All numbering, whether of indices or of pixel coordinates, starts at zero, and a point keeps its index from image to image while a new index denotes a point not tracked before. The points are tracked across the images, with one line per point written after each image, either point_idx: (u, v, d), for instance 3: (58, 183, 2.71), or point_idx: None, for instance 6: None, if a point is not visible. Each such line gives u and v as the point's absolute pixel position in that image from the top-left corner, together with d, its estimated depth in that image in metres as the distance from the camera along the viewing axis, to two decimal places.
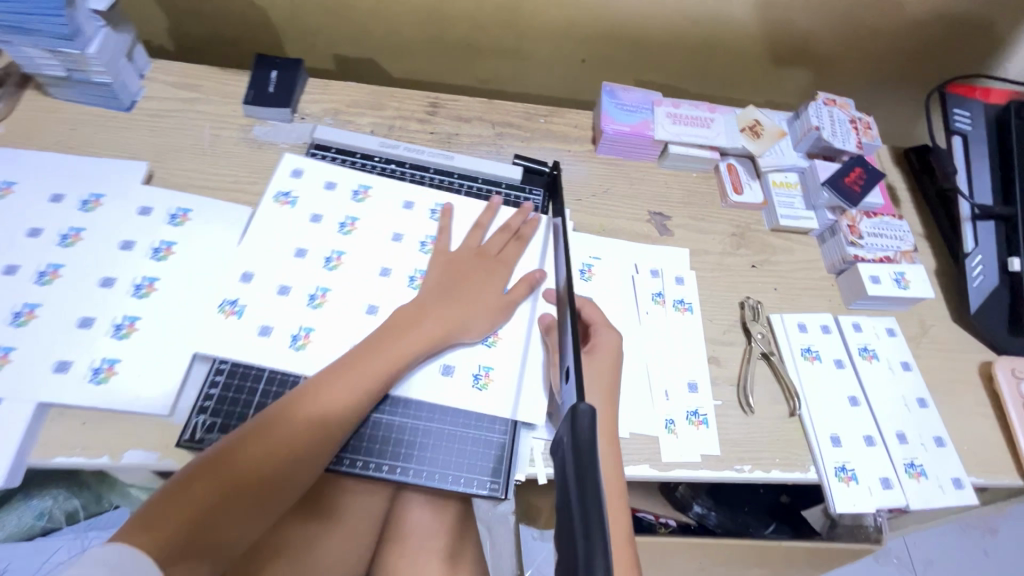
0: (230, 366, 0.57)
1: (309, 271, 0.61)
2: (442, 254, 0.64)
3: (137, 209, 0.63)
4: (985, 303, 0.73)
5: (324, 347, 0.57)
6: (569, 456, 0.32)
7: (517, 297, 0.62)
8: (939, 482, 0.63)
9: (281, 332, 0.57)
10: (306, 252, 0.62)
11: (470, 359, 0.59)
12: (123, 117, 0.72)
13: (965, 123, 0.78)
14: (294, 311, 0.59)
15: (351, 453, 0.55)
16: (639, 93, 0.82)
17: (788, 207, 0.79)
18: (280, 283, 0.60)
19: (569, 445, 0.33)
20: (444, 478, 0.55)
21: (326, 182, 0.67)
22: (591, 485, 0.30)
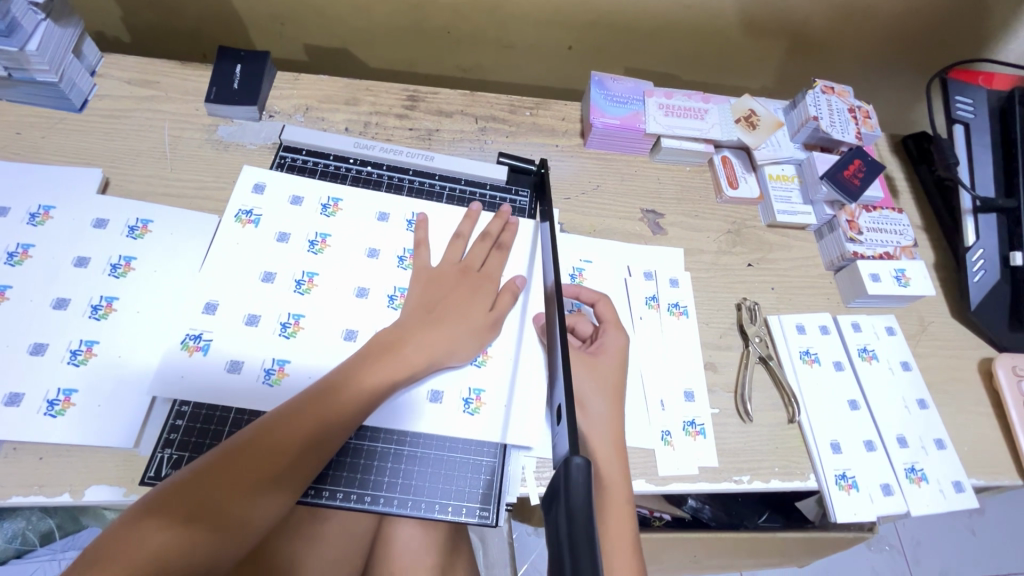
0: (191, 408, 0.53)
1: (278, 297, 0.57)
2: (424, 270, 0.60)
3: (92, 221, 0.58)
4: (985, 299, 0.71)
5: (299, 382, 0.54)
6: (562, 514, 0.29)
7: (502, 313, 0.59)
8: (940, 486, 0.62)
9: (254, 364, 0.54)
10: (274, 276, 0.58)
11: (456, 384, 0.56)
12: (74, 118, 0.66)
13: (967, 112, 0.75)
14: (265, 342, 0.55)
15: (332, 485, 0.52)
16: (629, 83, 0.77)
17: (784, 201, 0.76)
18: (248, 311, 0.56)
19: (561, 502, 0.29)
20: (430, 506, 0.53)
21: (292, 197, 0.63)
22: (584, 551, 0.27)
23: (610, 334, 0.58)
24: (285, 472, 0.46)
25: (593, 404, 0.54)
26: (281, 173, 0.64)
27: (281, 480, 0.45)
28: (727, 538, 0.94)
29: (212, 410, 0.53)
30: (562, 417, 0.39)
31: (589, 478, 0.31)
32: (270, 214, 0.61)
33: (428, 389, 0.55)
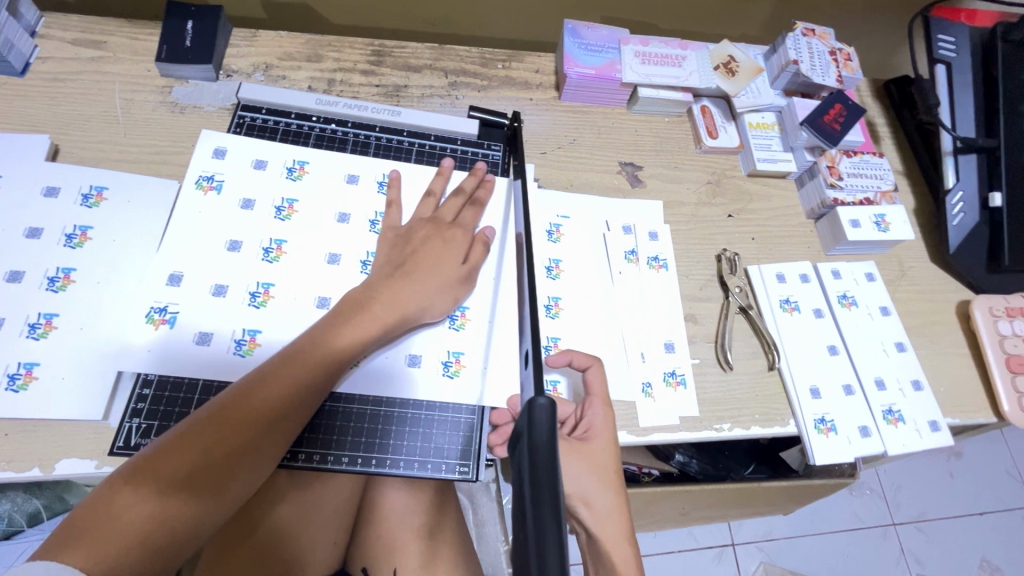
0: (158, 377, 0.51)
1: (246, 266, 0.55)
2: (391, 229, 0.58)
3: (42, 190, 0.56)
4: (963, 242, 0.71)
5: (272, 350, 0.53)
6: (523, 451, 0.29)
7: (475, 263, 0.58)
8: (917, 426, 0.63)
9: (225, 332, 0.53)
10: (240, 244, 0.56)
11: (434, 346, 0.55)
12: (17, 83, 0.63)
13: (950, 50, 0.73)
14: (235, 313, 0.53)
15: (308, 447, 0.51)
16: (603, 30, 0.74)
17: (764, 149, 0.74)
18: (213, 282, 0.54)
19: (523, 439, 0.29)
20: (408, 465, 0.52)
21: (256, 161, 0.60)
22: (546, 486, 0.27)
23: (596, 410, 0.54)
24: (270, 433, 0.45)
25: (599, 500, 0.53)
26: (242, 137, 0.61)
27: (267, 440, 0.45)
28: (714, 489, 0.96)
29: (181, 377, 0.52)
30: (529, 363, 0.39)
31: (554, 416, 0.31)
32: (235, 179, 0.59)
33: (405, 351, 0.55)
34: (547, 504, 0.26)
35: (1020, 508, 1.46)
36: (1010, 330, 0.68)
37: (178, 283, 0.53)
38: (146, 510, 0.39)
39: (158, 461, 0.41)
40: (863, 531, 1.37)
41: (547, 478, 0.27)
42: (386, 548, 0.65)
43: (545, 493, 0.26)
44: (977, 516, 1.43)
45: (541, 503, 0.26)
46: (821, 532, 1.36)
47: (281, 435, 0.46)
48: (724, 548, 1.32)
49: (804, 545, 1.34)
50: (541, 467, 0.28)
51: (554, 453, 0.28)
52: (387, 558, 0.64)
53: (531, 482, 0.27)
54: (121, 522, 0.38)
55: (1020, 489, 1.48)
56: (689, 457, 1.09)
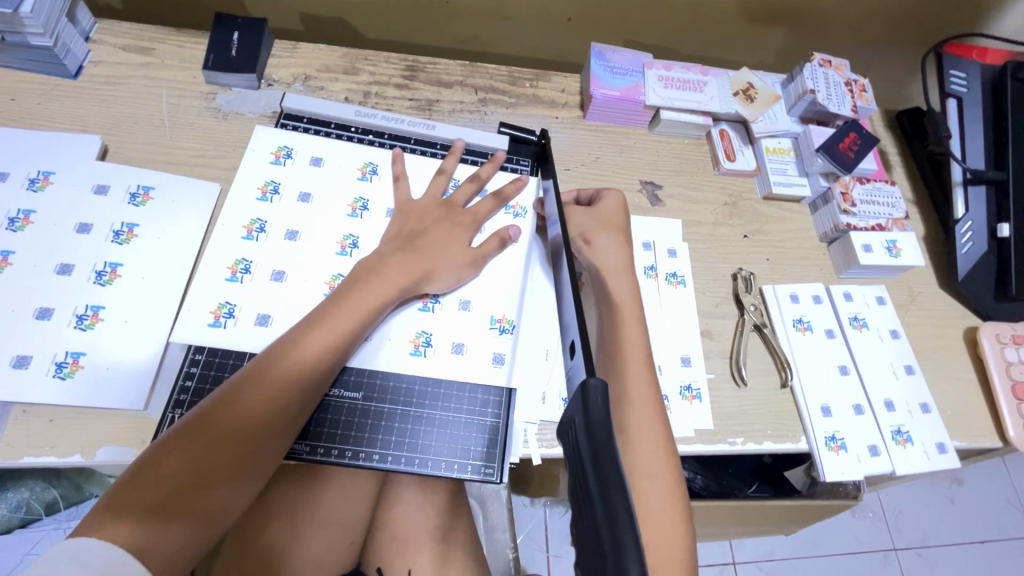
0: (204, 356, 0.53)
1: (298, 254, 0.58)
2: (402, 205, 0.61)
3: (92, 187, 0.58)
4: (973, 270, 0.73)
5: None
6: (589, 458, 0.31)
7: (488, 251, 0.61)
8: (925, 448, 0.65)
9: (280, 308, 0.55)
10: (297, 234, 0.59)
11: (479, 338, 0.58)
12: (70, 85, 0.65)
13: (960, 86, 0.76)
14: (296, 296, 0.56)
15: (339, 443, 0.53)
16: (628, 54, 0.77)
17: (781, 173, 0.77)
18: (272, 267, 0.57)
19: (588, 435, 0.31)
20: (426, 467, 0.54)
21: (314, 159, 0.63)
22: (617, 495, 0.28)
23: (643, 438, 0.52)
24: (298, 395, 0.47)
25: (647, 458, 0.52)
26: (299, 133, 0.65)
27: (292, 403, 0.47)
28: (719, 506, 0.98)
29: (225, 356, 0.53)
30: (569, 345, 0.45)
31: (609, 399, 0.33)
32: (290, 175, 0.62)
33: (420, 337, 0.57)
34: (632, 565, 0.26)
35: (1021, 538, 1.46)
36: (1015, 356, 0.71)
37: (243, 275, 0.56)
38: (182, 469, 0.41)
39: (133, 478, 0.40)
40: (864, 555, 1.38)
41: (620, 500, 0.28)
42: (400, 545, 0.66)
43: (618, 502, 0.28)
44: (979, 544, 1.44)
45: (623, 546, 0.26)
46: (822, 554, 1.36)
47: (280, 431, 0.46)
48: (726, 566, 1.32)
49: (805, 567, 1.34)
50: (614, 504, 0.28)
51: (612, 439, 0.31)
52: (402, 558, 0.65)
53: (612, 544, 0.27)
54: (126, 524, 0.38)
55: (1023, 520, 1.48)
56: (693, 472, 1.10)
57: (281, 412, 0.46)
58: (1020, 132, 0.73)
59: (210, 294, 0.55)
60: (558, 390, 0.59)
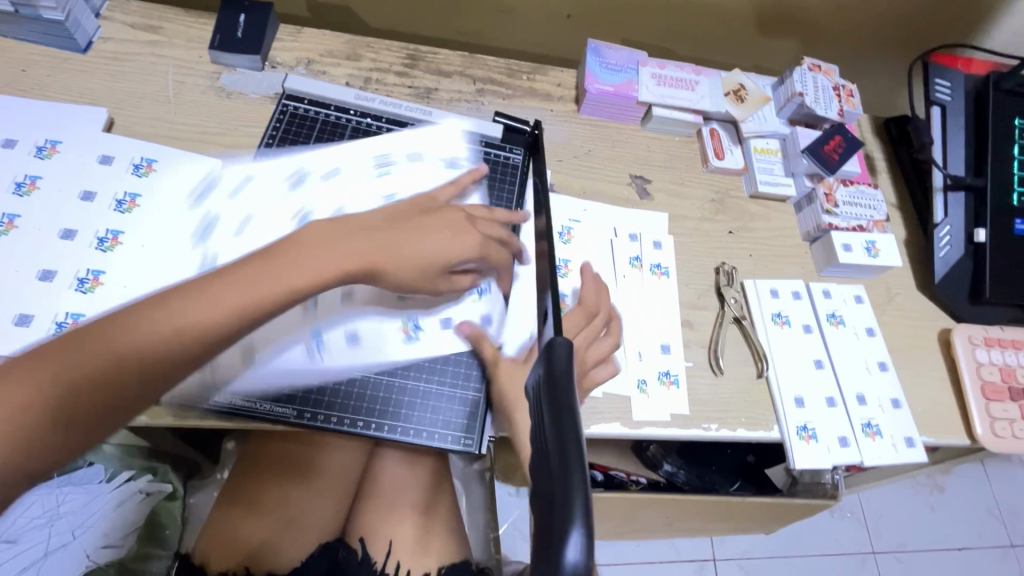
0: None
1: (295, 227, 0.61)
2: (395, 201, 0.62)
3: (97, 158, 0.60)
4: (949, 273, 0.76)
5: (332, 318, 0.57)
6: (545, 391, 0.33)
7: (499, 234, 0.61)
8: (893, 441, 0.67)
9: None
10: (309, 216, 0.62)
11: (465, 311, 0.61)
12: (79, 59, 0.67)
13: (945, 95, 0.78)
14: None
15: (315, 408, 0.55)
16: (624, 51, 0.80)
17: (767, 173, 0.79)
18: (281, 241, 0.60)
19: (545, 375, 0.34)
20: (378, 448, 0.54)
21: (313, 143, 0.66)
22: (570, 429, 0.31)
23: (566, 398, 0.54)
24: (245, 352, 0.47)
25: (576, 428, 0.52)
26: (302, 118, 0.68)
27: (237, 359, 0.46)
28: (698, 500, 1.00)
29: None
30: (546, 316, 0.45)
31: (570, 351, 0.36)
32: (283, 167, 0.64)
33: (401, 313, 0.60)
34: (575, 477, 0.29)
35: (998, 546, 1.48)
36: (986, 357, 0.73)
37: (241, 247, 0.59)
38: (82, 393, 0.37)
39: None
40: (842, 557, 1.40)
41: (572, 435, 0.31)
42: (381, 517, 0.69)
43: (570, 435, 0.31)
44: (957, 552, 1.46)
45: (570, 473, 0.29)
46: (803, 555, 1.38)
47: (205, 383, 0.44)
48: (705, 562, 1.34)
49: (784, 566, 1.36)
50: (565, 433, 0.31)
51: (569, 385, 0.33)
52: (383, 529, 0.68)
53: (561, 474, 0.29)
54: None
55: (1001, 530, 1.51)
56: (676, 467, 1.11)
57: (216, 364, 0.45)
58: (999, 141, 0.76)
59: (214, 265, 0.58)
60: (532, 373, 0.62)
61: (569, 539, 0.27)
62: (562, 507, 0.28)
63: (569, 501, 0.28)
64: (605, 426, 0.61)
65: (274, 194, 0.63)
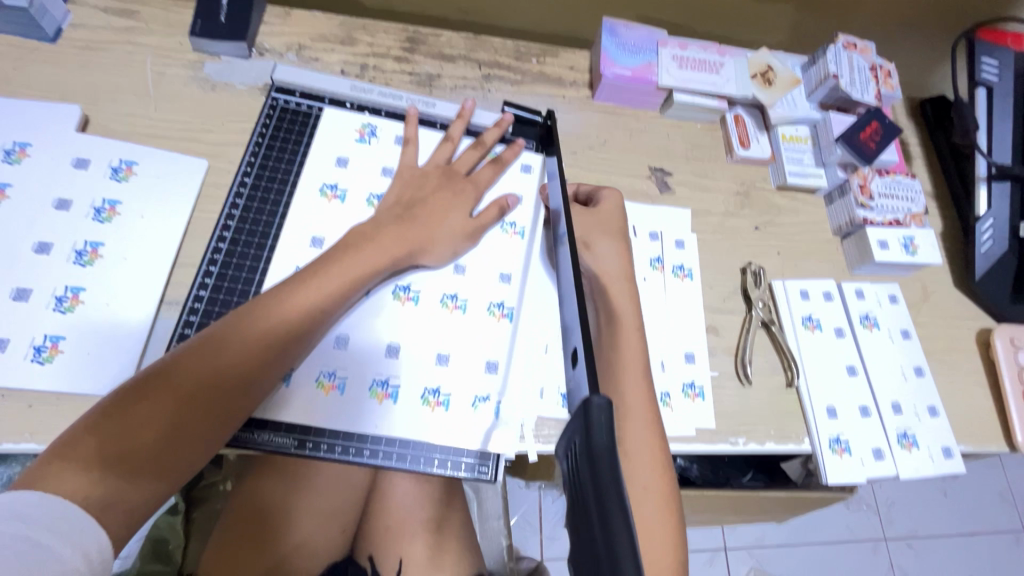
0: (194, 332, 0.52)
1: (292, 225, 0.56)
2: (407, 168, 0.59)
3: (72, 161, 0.55)
4: (991, 269, 0.71)
5: None
6: (589, 479, 0.29)
7: (487, 221, 0.58)
8: (930, 452, 0.63)
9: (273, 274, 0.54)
10: (322, 242, 0.56)
11: (479, 295, 0.57)
12: (48, 49, 0.62)
13: (992, 74, 0.72)
14: (283, 271, 0.54)
15: (345, 440, 0.50)
16: (642, 30, 0.73)
17: (796, 163, 0.73)
18: (298, 265, 0.55)
19: (585, 450, 0.30)
20: (451, 426, 0.52)
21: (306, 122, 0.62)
22: (619, 521, 0.26)
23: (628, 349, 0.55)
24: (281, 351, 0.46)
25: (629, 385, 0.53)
26: (292, 100, 0.63)
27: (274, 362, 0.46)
28: (714, 497, 0.98)
29: None
30: (579, 359, 0.40)
31: (612, 416, 0.32)
32: (273, 167, 0.59)
33: (405, 292, 0.56)
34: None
35: (1010, 531, 1.47)
36: None
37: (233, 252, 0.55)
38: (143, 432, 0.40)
39: (87, 433, 0.39)
40: (854, 544, 1.39)
41: (621, 524, 0.26)
42: (391, 534, 0.66)
43: (620, 529, 0.26)
44: (969, 537, 1.45)
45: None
46: (814, 543, 1.37)
47: (252, 389, 0.45)
48: (717, 551, 1.33)
49: (796, 555, 1.36)
50: (614, 529, 0.26)
51: (614, 459, 0.29)
52: (394, 547, 0.65)
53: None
54: (79, 474, 0.37)
55: (1014, 515, 1.49)
56: (689, 462, 1.11)
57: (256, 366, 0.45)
58: None
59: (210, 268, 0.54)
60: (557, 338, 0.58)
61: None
62: None
63: None
64: None
65: (267, 199, 0.58)
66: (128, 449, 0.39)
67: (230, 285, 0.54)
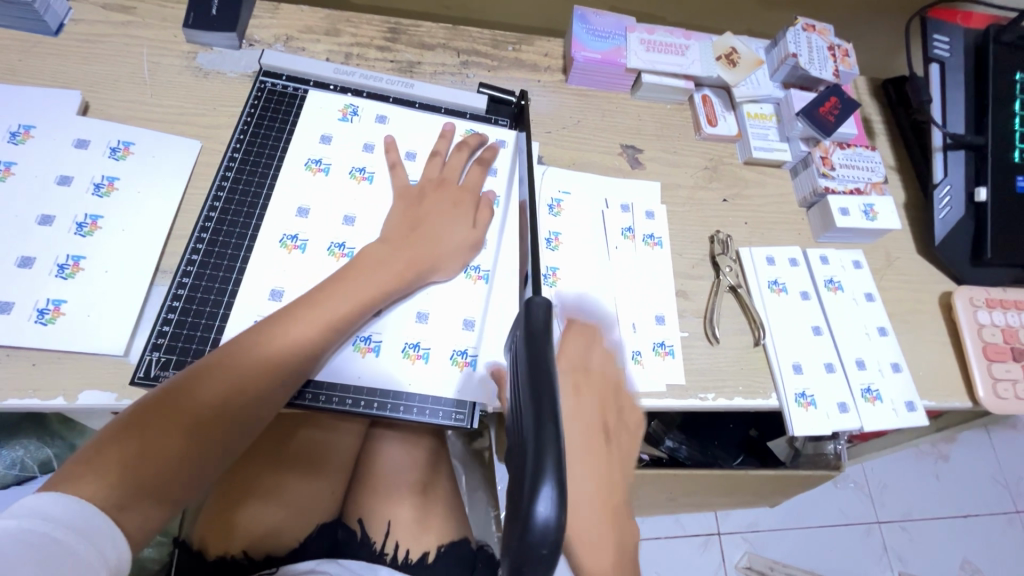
0: (187, 293, 0.55)
1: (281, 197, 0.60)
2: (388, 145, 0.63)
3: (73, 141, 0.59)
4: (949, 234, 0.74)
5: (316, 269, 0.57)
6: (526, 356, 0.35)
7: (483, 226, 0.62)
8: (894, 406, 0.66)
9: (262, 240, 0.58)
10: (308, 211, 0.60)
11: None
12: (51, 42, 0.66)
13: (944, 50, 0.76)
14: (270, 238, 0.58)
15: (328, 390, 0.53)
16: (611, 17, 0.77)
17: (761, 138, 0.77)
18: (284, 232, 0.59)
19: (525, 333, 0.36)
20: (429, 377, 0.55)
21: (294, 103, 0.66)
22: (546, 384, 0.32)
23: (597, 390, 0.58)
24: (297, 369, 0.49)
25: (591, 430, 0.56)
26: (281, 83, 0.67)
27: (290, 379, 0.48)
28: (700, 473, 1.00)
29: (207, 293, 0.55)
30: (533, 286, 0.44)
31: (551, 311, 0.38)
32: (262, 144, 0.63)
33: None
34: (550, 428, 0.29)
35: (1003, 513, 1.48)
36: (988, 319, 0.71)
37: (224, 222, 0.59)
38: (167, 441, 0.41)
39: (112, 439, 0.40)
40: (847, 527, 1.40)
41: (548, 385, 0.32)
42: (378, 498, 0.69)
43: (547, 389, 0.31)
44: (962, 519, 1.46)
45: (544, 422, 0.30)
46: (807, 526, 1.39)
47: (268, 404, 0.47)
48: (710, 536, 1.34)
49: (789, 538, 1.37)
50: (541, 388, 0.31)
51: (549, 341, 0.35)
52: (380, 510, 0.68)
53: (536, 425, 0.30)
54: (104, 479, 0.38)
55: (1006, 496, 1.51)
56: (678, 443, 1.10)
57: (274, 383, 0.47)
58: (1000, 97, 0.74)
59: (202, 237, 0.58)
60: None
61: (541, 489, 0.28)
62: (536, 456, 0.29)
63: (542, 452, 0.29)
64: None
65: (254, 175, 0.61)
66: (154, 459, 0.40)
67: (221, 250, 0.57)
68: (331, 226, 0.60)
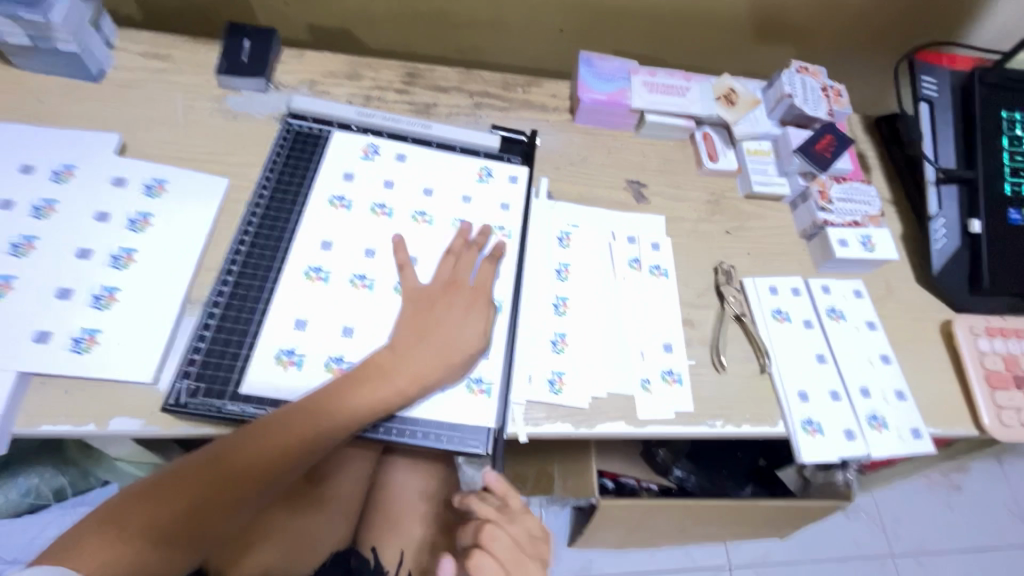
0: (216, 322, 0.58)
1: (305, 232, 0.63)
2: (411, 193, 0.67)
3: (111, 180, 0.63)
4: (947, 264, 0.76)
5: (338, 299, 0.60)
6: None
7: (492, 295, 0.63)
8: (899, 433, 0.67)
9: (286, 272, 0.61)
10: (331, 244, 0.63)
11: None
12: (92, 87, 0.70)
13: (932, 90, 0.80)
14: (294, 270, 0.61)
15: None
16: (615, 61, 0.82)
17: (761, 173, 0.81)
18: (309, 264, 0.61)
19: None
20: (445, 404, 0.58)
21: (318, 144, 0.70)
22: None
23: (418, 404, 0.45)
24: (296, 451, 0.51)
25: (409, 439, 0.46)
26: (307, 124, 0.71)
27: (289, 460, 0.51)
28: (710, 504, 0.99)
29: (235, 323, 0.58)
30: None
31: None
32: (289, 181, 0.67)
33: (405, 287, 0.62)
34: None
35: (1021, 546, 1.45)
36: (989, 347, 0.73)
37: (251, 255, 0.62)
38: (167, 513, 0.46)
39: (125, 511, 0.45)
40: (861, 561, 1.37)
41: None
42: (391, 526, 0.70)
43: None
44: (978, 552, 1.43)
45: None
46: (820, 559, 1.36)
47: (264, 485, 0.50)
48: (721, 569, 1.32)
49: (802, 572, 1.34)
50: None
51: None
52: (393, 538, 0.69)
53: None
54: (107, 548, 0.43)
55: (1022, 528, 1.48)
56: (686, 472, 1.11)
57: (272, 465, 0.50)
58: (988, 134, 0.77)
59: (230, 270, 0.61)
60: (543, 329, 0.65)
61: None
62: None
63: None
64: (610, 425, 0.62)
65: (281, 210, 0.65)
66: (152, 531, 0.45)
67: (249, 281, 0.60)
68: (353, 258, 0.63)
